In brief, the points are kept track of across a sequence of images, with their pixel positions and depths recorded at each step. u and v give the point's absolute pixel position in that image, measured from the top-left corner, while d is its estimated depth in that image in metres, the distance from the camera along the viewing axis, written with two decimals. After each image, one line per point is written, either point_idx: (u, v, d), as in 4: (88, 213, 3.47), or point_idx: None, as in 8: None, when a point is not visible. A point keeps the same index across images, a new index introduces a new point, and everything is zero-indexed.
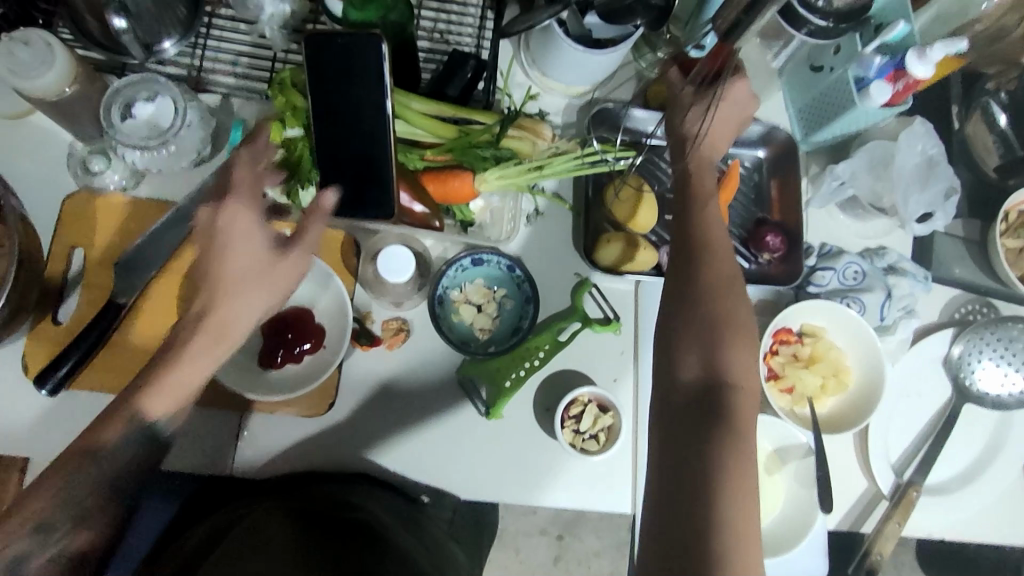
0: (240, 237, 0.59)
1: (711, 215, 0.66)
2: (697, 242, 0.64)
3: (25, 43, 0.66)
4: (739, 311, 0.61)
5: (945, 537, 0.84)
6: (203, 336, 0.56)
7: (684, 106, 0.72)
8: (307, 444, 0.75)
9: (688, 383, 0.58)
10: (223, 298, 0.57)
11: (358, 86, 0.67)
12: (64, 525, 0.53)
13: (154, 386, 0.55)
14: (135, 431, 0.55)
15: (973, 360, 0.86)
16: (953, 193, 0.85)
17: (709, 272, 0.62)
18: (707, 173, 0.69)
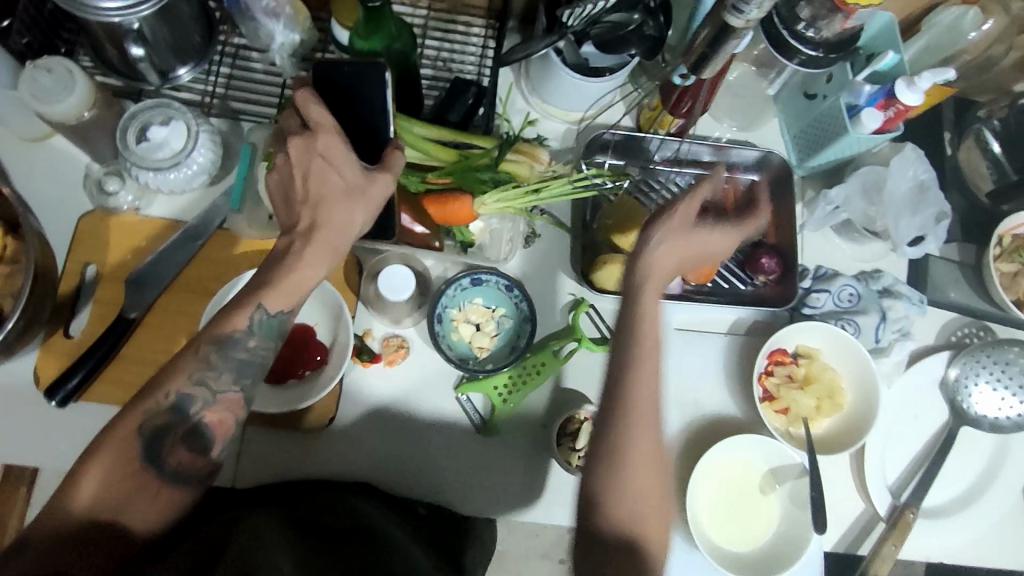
0: (330, 168, 0.63)
1: (643, 401, 0.61)
2: (624, 407, 0.60)
3: (48, 69, 0.69)
4: (656, 458, 0.61)
5: (943, 560, 0.84)
6: (315, 248, 0.64)
7: (643, 249, 0.63)
8: (307, 456, 0.77)
9: (609, 533, 0.58)
10: (330, 211, 0.64)
11: (364, 109, 0.66)
12: (201, 400, 0.61)
13: (280, 283, 0.64)
14: (262, 319, 0.64)
15: (970, 382, 0.87)
16: (943, 217, 0.86)
17: (634, 476, 0.60)
18: (650, 293, 0.63)
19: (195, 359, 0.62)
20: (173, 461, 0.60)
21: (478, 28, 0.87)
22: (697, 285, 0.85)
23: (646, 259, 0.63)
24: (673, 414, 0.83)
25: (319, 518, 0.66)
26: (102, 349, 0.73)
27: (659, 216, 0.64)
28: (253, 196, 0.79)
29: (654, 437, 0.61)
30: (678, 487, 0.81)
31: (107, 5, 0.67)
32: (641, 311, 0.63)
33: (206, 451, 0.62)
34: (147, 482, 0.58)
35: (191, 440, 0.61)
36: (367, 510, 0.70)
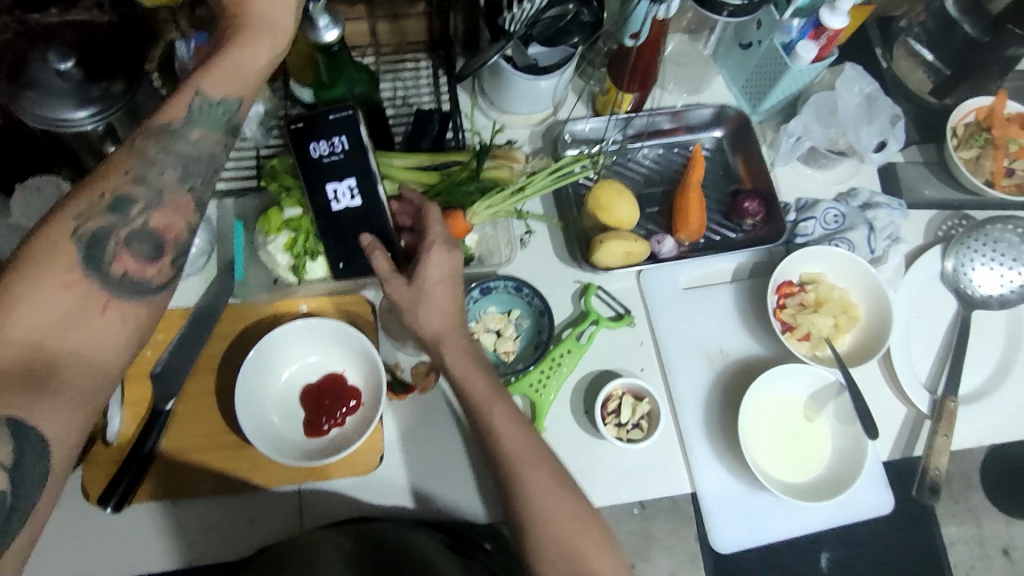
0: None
1: (498, 418, 0.69)
2: (500, 454, 0.67)
3: (37, 187, 0.73)
4: (518, 442, 0.67)
5: (995, 438, 0.86)
6: (221, 67, 0.58)
7: (410, 308, 0.71)
8: (367, 502, 0.78)
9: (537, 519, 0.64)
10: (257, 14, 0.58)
11: (344, 153, 0.72)
12: (143, 201, 0.56)
13: (221, 67, 0.58)
14: (203, 106, 0.58)
15: (967, 268, 0.91)
16: (897, 119, 0.91)
17: (528, 472, 0.66)
18: (452, 352, 0.71)
19: (132, 155, 0.56)
20: (119, 267, 0.54)
21: (425, 62, 0.92)
22: (690, 243, 0.89)
23: (437, 340, 0.72)
24: (705, 367, 0.85)
25: (373, 549, 0.68)
26: (147, 442, 0.74)
27: (399, 294, 0.71)
28: (254, 264, 0.83)
29: (521, 433, 0.68)
30: (729, 436, 0.82)
31: (80, 114, 0.70)
32: (445, 352, 0.71)
33: (158, 258, 0.56)
34: (93, 297, 0.53)
35: (135, 244, 0.55)
36: (424, 540, 0.70)
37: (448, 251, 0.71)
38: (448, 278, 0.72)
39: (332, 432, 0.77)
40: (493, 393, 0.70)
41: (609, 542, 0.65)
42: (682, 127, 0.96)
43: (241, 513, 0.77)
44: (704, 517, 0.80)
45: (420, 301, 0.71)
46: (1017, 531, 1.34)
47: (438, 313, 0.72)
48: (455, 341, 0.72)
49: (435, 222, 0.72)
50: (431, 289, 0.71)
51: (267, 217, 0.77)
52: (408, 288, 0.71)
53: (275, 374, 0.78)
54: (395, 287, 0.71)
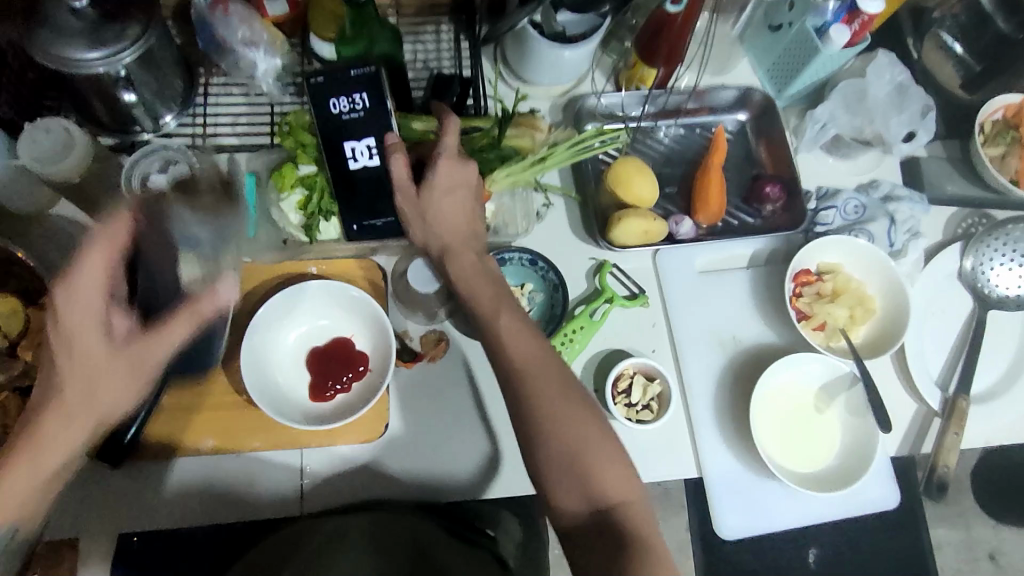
0: (171, 258, 0.67)
1: (504, 331, 0.67)
2: (508, 378, 0.65)
3: (45, 129, 0.71)
4: (527, 353, 0.66)
5: (1003, 440, 0.85)
6: (32, 447, 0.58)
7: (419, 219, 0.71)
8: (370, 470, 0.76)
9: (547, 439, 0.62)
10: (80, 389, 0.60)
11: (365, 109, 0.71)
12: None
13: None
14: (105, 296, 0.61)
15: (986, 268, 0.89)
16: (929, 111, 0.89)
17: (535, 384, 0.64)
18: (462, 262, 0.71)
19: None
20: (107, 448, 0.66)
21: (446, 27, 0.89)
22: (707, 226, 0.88)
23: (444, 251, 0.71)
24: (717, 353, 0.84)
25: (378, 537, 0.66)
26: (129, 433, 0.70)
27: (407, 208, 0.71)
28: (265, 224, 0.80)
29: (530, 345, 0.66)
30: (738, 423, 0.81)
31: (92, 55, 0.67)
32: (450, 263, 0.71)
33: None
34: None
35: None
36: (430, 531, 0.70)
37: (456, 160, 0.71)
38: (457, 189, 0.71)
39: (338, 396, 0.76)
40: (501, 302, 0.69)
41: (623, 459, 0.63)
42: (704, 108, 0.94)
43: (238, 485, 0.75)
44: (711, 502, 0.79)
45: (426, 211, 0.71)
46: (1006, 537, 1.34)
47: (445, 224, 0.71)
48: (462, 256, 0.71)
49: (446, 131, 0.72)
50: (438, 199, 0.71)
51: (281, 174, 0.76)
52: (416, 200, 0.71)
53: (281, 336, 0.77)
54: (405, 198, 0.71)
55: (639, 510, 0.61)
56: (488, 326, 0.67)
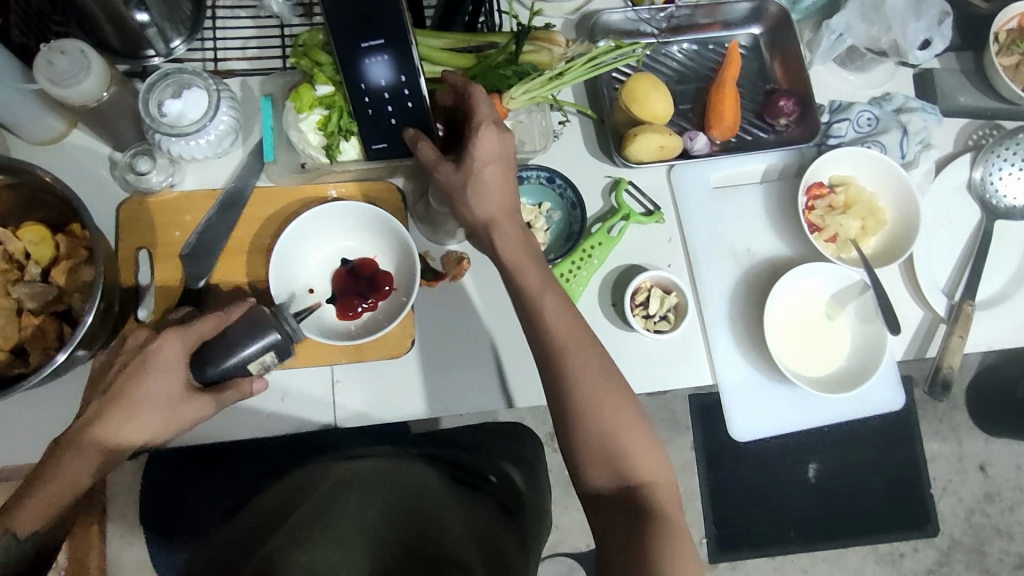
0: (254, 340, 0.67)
1: (549, 310, 0.67)
2: (539, 317, 0.67)
3: (61, 51, 0.68)
4: (570, 324, 0.67)
5: (1006, 344, 0.88)
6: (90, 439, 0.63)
7: (463, 191, 0.70)
8: (397, 385, 0.79)
9: (583, 405, 0.64)
10: (147, 413, 0.64)
11: (381, 27, 0.69)
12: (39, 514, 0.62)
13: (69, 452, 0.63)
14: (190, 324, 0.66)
15: (994, 178, 0.90)
16: (945, 17, 0.88)
17: (579, 361, 0.65)
18: (503, 234, 0.70)
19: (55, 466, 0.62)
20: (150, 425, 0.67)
21: None
22: (721, 142, 0.88)
23: (489, 223, 0.70)
24: (731, 266, 0.86)
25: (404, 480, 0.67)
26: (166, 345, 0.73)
27: (450, 180, 0.71)
28: (285, 145, 0.81)
29: (570, 317, 0.67)
30: (752, 333, 0.84)
31: None
32: (496, 237, 0.70)
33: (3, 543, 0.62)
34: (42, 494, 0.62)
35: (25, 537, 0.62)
36: (427, 480, 0.70)
37: (497, 130, 0.70)
38: (499, 160, 0.70)
39: (365, 314, 0.79)
40: (544, 278, 0.69)
41: (653, 443, 0.65)
42: (717, 23, 0.92)
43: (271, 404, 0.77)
44: (726, 405, 0.83)
45: (470, 184, 0.69)
46: (994, 449, 1.40)
47: (490, 196, 0.70)
48: (508, 224, 0.71)
49: (480, 100, 0.70)
50: (482, 170, 0.70)
51: (299, 94, 0.75)
52: (457, 173, 0.70)
53: (307, 259, 0.79)
54: (444, 172, 0.71)
55: (667, 489, 0.64)
56: (530, 293, 0.68)
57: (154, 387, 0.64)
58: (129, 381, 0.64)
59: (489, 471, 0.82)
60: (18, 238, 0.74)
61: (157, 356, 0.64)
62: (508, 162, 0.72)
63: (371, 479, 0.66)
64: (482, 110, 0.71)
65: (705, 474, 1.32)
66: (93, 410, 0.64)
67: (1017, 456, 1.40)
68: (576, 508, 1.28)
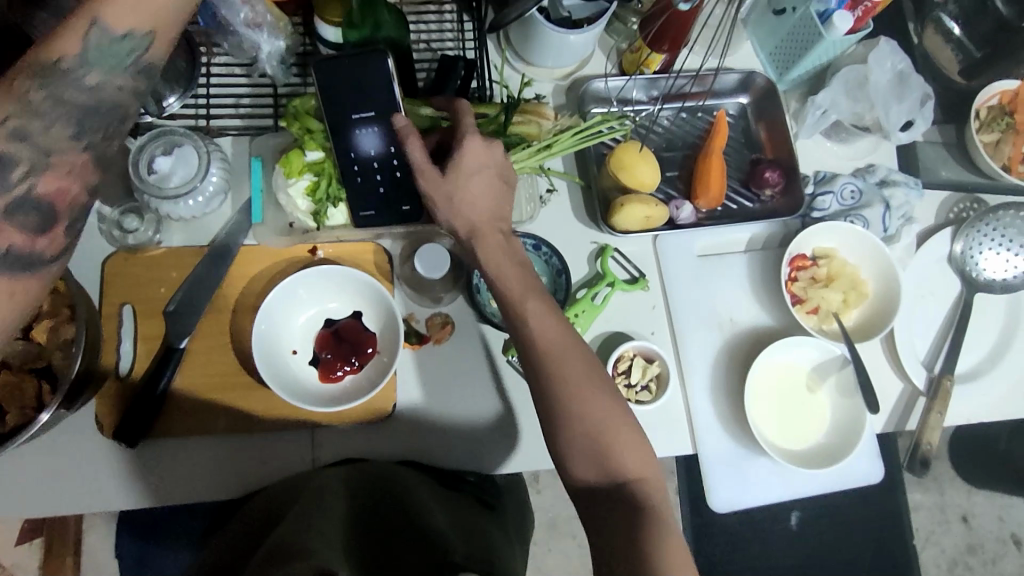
0: None
1: (530, 315, 0.66)
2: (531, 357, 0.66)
3: None
4: (552, 337, 0.65)
5: (983, 418, 0.89)
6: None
7: (448, 197, 0.68)
8: (378, 445, 0.79)
9: (567, 415, 0.63)
10: None
11: (371, 96, 0.71)
12: (27, 164, 0.49)
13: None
14: (101, 41, 0.51)
15: (975, 252, 0.92)
16: (927, 99, 0.91)
17: (561, 373, 0.64)
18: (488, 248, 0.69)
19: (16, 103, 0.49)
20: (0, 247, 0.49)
21: (450, 6, 0.88)
22: (707, 210, 0.89)
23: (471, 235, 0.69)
24: (715, 335, 0.86)
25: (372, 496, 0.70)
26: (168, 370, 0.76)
27: (434, 186, 0.68)
28: (272, 206, 0.81)
29: (553, 326, 0.66)
30: (734, 401, 0.84)
31: None
32: (477, 248, 0.69)
33: (47, 231, 0.51)
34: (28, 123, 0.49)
35: (19, 215, 0.50)
36: (416, 481, 0.75)
37: (483, 138, 0.69)
38: (490, 168, 0.70)
39: (347, 377, 0.79)
40: (530, 283, 0.68)
41: (641, 440, 0.64)
42: (706, 92, 0.94)
43: (251, 464, 0.78)
44: (705, 473, 0.83)
45: (456, 189, 0.68)
46: (977, 500, 1.40)
47: (474, 205, 0.69)
48: (490, 234, 0.69)
49: (466, 114, 0.72)
50: (469, 179, 0.69)
51: (289, 160, 0.75)
52: (442, 180, 0.68)
53: (291, 320, 0.79)
54: (429, 177, 0.68)
55: (654, 485, 0.63)
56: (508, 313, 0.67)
57: None
58: None
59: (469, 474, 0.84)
60: None
61: None
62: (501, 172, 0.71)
63: (355, 494, 0.70)
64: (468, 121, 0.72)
65: (688, 520, 1.31)
66: None
67: (998, 508, 1.41)
68: (559, 551, 1.26)
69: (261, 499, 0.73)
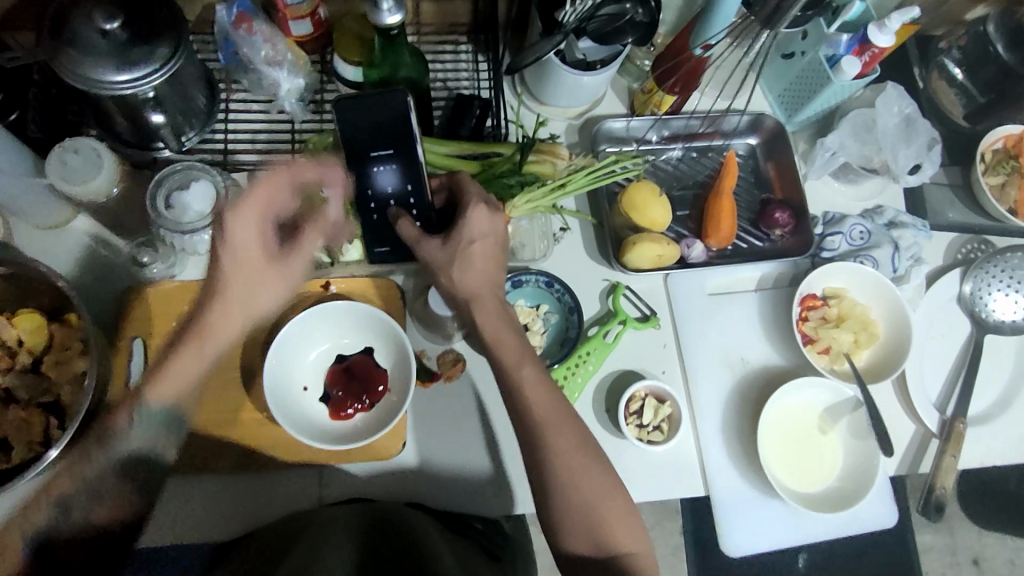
0: (276, 277, 0.71)
1: (531, 378, 0.68)
2: (521, 416, 0.67)
3: (76, 150, 0.70)
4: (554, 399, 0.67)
5: (996, 461, 0.89)
6: (190, 350, 0.68)
7: (447, 266, 0.72)
8: (388, 484, 0.78)
9: (575, 478, 0.65)
10: (247, 278, 0.69)
11: (389, 136, 0.71)
12: (80, 507, 0.63)
13: (167, 374, 0.67)
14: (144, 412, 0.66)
15: (984, 294, 0.92)
16: (935, 143, 0.92)
17: (564, 435, 0.66)
18: (486, 310, 0.71)
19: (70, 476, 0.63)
20: (69, 533, 0.62)
21: (466, 46, 0.90)
22: (716, 249, 0.90)
23: (469, 296, 0.72)
24: (726, 374, 0.86)
25: (378, 535, 0.69)
26: None
27: (434, 254, 0.72)
28: None
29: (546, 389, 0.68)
30: (746, 443, 0.84)
31: (119, 79, 0.68)
32: (477, 312, 0.71)
33: (109, 504, 0.65)
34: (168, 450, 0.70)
35: (95, 508, 0.64)
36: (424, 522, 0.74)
37: (487, 209, 0.72)
38: (488, 238, 0.72)
39: (357, 415, 0.78)
40: (524, 354, 0.70)
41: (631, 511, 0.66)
42: (716, 133, 0.95)
43: (258, 502, 0.77)
44: (717, 516, 0.82)
45: (455, 259, 0.71)
46: (987, 543, 1.38)
47: (473, 272, 0.72)
48: (488, 300, 0.72)
49: (470, 186, 0.74)
50: (469, 247, 0.71)
51: (305, 196, 0.76)
52: (443, 248, 0.72)
53: (303, 355, 0.79)
54: (432, 246, 0.72)
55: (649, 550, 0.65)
56: (517, 376, 0.68)
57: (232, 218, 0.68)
58: (240, 282, 0.69)
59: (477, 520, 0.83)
60: (15, 326, 0.73)
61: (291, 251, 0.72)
62: (500, 241, 0.74)
63: (360, 531, 0.69)
64: (470, 190, 0.74)
65: (693, 562, 1.29)
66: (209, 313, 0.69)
67: (1010, 551, 1.39)
68: None
69: (266, 533, 0.72)
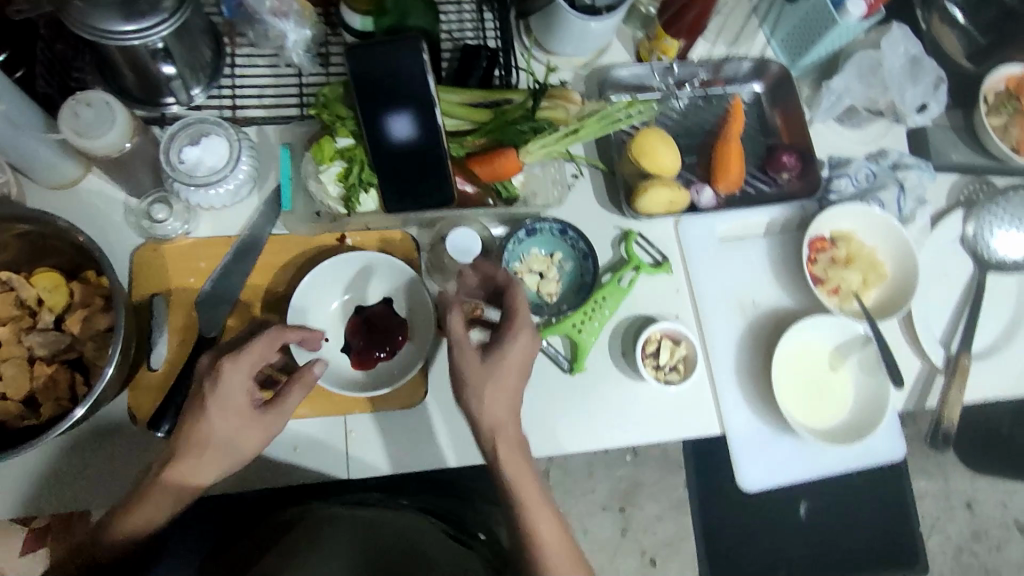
0: (255, 440, 0.67)
1: None
2: None
3: (88, 103, 0.69)
4: None
5: (998, 395, 0.91)
6: (155, 499, 0.65)
7: (473, 391, 0.69)
8: (413, 433, 0.78)
9: None
10: (221, 440, 0.65)
11: (406, 82, 0.73)
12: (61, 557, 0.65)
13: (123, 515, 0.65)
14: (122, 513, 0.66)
15: (987, 233, 0.94)
16: (942, 82, 0.93)
17: None
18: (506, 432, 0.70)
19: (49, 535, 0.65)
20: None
21: None
22: (726, 195, 0.90)
23: (492, 429, 0.69)
24: (738, 317, 0.88)
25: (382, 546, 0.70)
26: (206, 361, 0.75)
27: (463, 364, 0.69)
28: (301, 195, 0.82)
29: None
30: (759, 383, 0.86)
31: (125, 29, 0.67)
32: (500, 449, 0.69)
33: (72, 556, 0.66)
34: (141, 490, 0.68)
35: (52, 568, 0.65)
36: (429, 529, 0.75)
37: (530, 334, 0.70)
38: (518, 367, 0.70)
39: (380, 364, 0.79)
40: (533, 484, 0.70)
41: None
42: (720, 80, 0.95)
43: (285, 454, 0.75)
44: (735, 454, 0.84)
45: (489, 384, 0.69)
46: (979, 487, 1.43)
47: (501, 404, 0.69)
48: (509, 433, 0.70)
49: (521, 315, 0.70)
50: (503, 363, 0.69)
51: (321, 146, 0.76)
52: (482, 369, 0.69)
53: (324, 305, 0.79)
54: (466, 355, 0.69)
55: None
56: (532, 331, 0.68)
57: (216, 386, 0.64)
58: (208, 445, 0.65)
59: (478, 530, 0.83)
60: (32, 286, 0.74)
61: (272, 403, 0.67)
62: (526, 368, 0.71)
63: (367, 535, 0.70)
64: (521, 299, 0.71)
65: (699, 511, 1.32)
66: (180, 468, 0.65)
67: (1001, 494, 1.44)
68: None
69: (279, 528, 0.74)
